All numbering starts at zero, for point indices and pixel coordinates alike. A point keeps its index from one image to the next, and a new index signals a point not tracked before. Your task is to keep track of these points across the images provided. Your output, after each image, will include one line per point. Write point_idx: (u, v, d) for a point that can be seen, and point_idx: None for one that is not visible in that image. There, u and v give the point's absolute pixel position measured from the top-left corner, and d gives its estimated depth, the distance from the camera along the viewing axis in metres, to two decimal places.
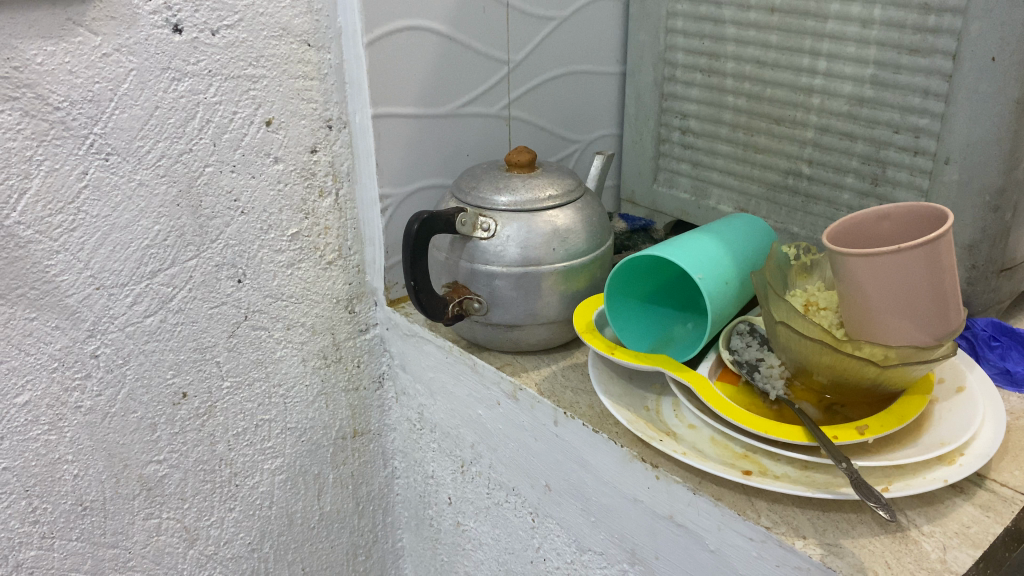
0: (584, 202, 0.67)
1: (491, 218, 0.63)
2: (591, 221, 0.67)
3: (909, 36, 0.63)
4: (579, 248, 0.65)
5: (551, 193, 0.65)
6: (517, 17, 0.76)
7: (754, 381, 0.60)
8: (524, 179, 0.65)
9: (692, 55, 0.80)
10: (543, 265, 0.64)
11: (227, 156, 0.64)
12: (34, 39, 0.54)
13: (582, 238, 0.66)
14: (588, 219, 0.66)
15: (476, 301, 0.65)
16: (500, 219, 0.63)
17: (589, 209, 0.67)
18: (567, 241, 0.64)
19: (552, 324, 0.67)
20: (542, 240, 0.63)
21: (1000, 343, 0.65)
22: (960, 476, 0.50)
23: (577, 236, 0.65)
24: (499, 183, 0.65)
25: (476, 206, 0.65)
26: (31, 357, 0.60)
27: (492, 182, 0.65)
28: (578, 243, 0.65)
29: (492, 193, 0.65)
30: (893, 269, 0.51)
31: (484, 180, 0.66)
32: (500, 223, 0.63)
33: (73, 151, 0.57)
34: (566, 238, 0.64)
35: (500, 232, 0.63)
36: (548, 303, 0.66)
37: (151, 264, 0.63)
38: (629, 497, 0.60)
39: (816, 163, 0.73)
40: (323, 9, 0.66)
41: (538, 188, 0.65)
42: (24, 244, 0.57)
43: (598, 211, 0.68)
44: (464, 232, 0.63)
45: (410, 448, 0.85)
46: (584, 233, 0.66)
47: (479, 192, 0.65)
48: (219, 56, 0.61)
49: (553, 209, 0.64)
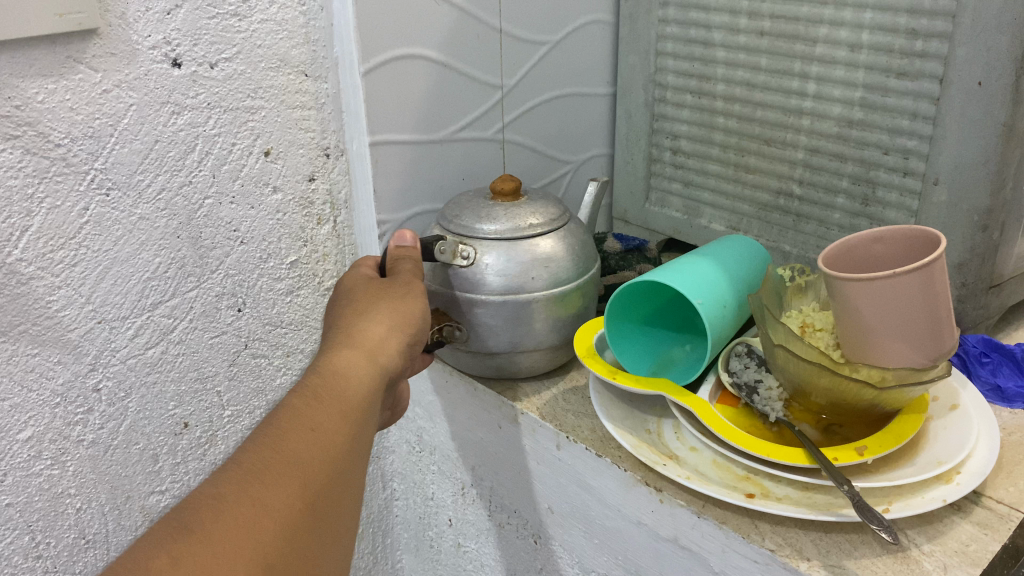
0: (568, 230, 0.67)
1: (471, 246, 0.63)
2: (577, 250, 0.66)
3: (897, 60, 0.64)
4: (561, 277, 0.65)
5: (538, 222, 0.65)
6: (510, 43, 0.77)
7: (754, 403, 0.61)
8: (506, 208, 0.66)
9: (682, 77, 0.81)
10: (523, 293, 0.63)
11: (226, 187, 0.65)
12: (35, 78, 0.53)
13: (564, 265, 0.65)
14: (573, 248, 0.66)
15: (457, 329, 0.66)
16: (479, 247, 0.63)
17: (577, 238, 0.67)
18: (547, 268, 0.64)
19: (545, 350, 0.68)
20: (521, 267, 0.63)
21: (990, 359, 0.67)
22: (958, 494, 0.52)
23: (559, 264, 0.65)
24: (482, 212, 0.66)
25: (459, 234, 0.65)
26: (34, 393, 0.59)
27: (475, 211, 0.66)
28: (559, 270, 0.65)
29: (475, 223, 0.65)
30: (888, 293, 0.52)
31: (467, 209, 0.66)
32: (481, 252, 0.63)
33: (74, 188, 0.57)
34: (547, 265, 0.64)
35: (479, 259, 0.63)
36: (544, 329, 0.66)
37: (152, 296, 0.64)
38: (633, 520, 0.60)
39: (807, 183, 0.74)
40: (319, 40, 0.67)
41: (522, 218, 0.65)
42: (25, 281, 0.57)
43: (582, 239, 0.68)
44: (444, 260, 0.63)
45: (409, 470, 0.85)
46: (566, 260, 0.65)
47: (463, 222, 0.65)
48: (218, 88, 0.62)
49: (535, 238, 0.64)
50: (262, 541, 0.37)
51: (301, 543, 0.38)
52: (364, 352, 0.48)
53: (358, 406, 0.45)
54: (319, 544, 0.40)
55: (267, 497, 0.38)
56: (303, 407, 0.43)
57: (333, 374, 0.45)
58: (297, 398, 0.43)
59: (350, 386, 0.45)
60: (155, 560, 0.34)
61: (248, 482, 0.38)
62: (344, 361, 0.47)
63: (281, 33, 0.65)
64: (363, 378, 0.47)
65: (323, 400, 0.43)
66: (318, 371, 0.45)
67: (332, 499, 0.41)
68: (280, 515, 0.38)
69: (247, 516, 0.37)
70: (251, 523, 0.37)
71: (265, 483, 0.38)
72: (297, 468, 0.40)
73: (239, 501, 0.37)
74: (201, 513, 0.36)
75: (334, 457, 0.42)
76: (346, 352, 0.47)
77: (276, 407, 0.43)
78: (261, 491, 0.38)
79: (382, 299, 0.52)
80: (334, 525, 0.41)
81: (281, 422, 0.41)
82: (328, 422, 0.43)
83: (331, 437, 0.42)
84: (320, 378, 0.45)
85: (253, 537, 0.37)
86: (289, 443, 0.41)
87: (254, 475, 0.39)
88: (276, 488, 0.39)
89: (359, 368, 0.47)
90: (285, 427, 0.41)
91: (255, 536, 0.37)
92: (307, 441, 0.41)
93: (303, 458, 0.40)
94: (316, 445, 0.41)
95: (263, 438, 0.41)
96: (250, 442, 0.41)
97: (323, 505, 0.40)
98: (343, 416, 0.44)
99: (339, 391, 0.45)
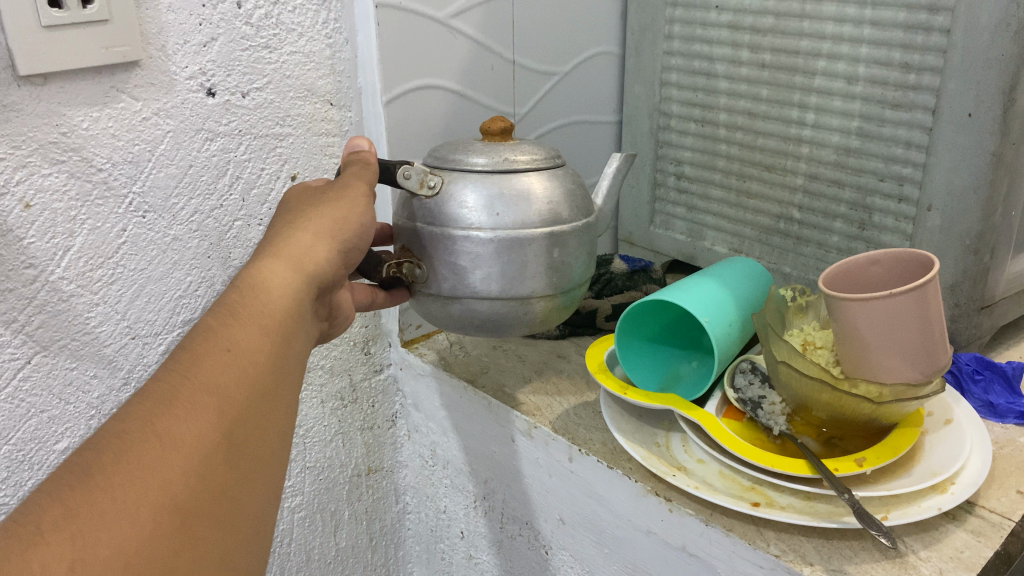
0: (554, 176, 0.58)
1: (440, 176, 0.57)
2: (559, 193, 0.57)
3: (892, 92, 0.68)
4: (530, 217, 0.56)
5: (515, 158, 0.58)
6: (521, 73, 0.81)
7: (758, 418, 0.64)
8: (489, 145, 0.59)
9: (686, 106, 0.85)
10: (488, 232, 0.55)
11: (254, 211, 0.68)
12: (81, 107, 0.57)
13: (539, 210, 0.56)
14: (553, 188, 0.57)
15: (417, 267, 0.58)
16: (448, 177, 0.57)
17: (563, 180, 0.59)
18: (513, 206, 0.55)
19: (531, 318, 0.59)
20: (485, 202, 0.55)
21: (982, 376, 0.70)
22: (953, 503, 0.55)
23: (530, 205, 0.56)
24: (465, 147, 0.59)
25: (436, 165, 0.59)
26: (71, 406, 0.62)
27: (458, 146, 0.60)
28: (530, 212, 0.56)
29: (453, 156, 0.59)
30: (886, 312, 0.55)
31: (454, 144, 0.60)
32: (448, 181, 0.57)
33: (114, 210, 0.60)
34: (516, 203, 0.56)
35: (445, 189, 0.57)
36: (548, 314, 0.60)
37: (183, 313, 0.67)
38: (643, 529, 0.63)
39: (806, 208, 0.78)
40: (344, 71, 0.71)
41: (496, 151, 0.58)
42: (66, 298, 0.59)
43: (573, 189, 0.59)
44: (409, 186, 0.57)
45: (423, 484, 0.88)
46: (541, 204, 0.56)
47: (442, 155, 0.60)
48: (249, 116, 0.66)
49: (504, 172, 0.57)
50: (175, 473, 0.35)
51: (221, 471, 0.37)
52: (289, 262, 0.48)
53: (278, 320, 0.45)
54: (244, 472, 0.38)
55: (175, 427, 0.36)
56: (213, 328, 0.42)
57: (253, 288, 0.45)
58: (211, 321, 0.42)
59: (270, 303, 0.45)
60: (48, 512, 0.32)
61: (156, 412, 0.36)
62: (266, 273, 0.46)
63: (308, 64, 0.68)
64: (286, 293, 0.46)
65: (239, 320, 0.43)
66: (236, 288, 0.45)
67: (251, 419, 0.40)
68: (192, 445, 0.36)
69: (156, 449, 0.35)
70: (162, 456, 0.35)
71: (176, 412, 0.37)
72: (211, 395, 0.39)
73: (144, 435, 0.35)
74: (106, 453, 0.34)
75: (251, 377, 0.41)
76: (266, 268, 0.47)
77: (192, 332, 0.42)
78: (172, 422, 0.36)
79: (312, 210, 0.52)
80: (258, 451, 0.40)
81: (193, 350, 0.40)
82: (245, 340, 0.42)
83: (247, 355, 0.41)
84: (238, 295, 0.44)
85: (166, 471, 0.35)
86: (201, 368, 0.39)
87: (163, 404, 0.37)
88: (189, 416, 0.37)
89: (280, 281, 0.46)
90: (196, 353, 0.40)
91: (168, 469, 0.35)
92: (222, 364, 0.40)
93: (215, 381, 0.39)
94: (230, 367, 0.40)
95: (176, 365, 0.39)
96: (161, 374, 0.39)
97: (245, 432, 0.39)
98: (261, 333, 0.43)
99: (257, 308, 0.44)
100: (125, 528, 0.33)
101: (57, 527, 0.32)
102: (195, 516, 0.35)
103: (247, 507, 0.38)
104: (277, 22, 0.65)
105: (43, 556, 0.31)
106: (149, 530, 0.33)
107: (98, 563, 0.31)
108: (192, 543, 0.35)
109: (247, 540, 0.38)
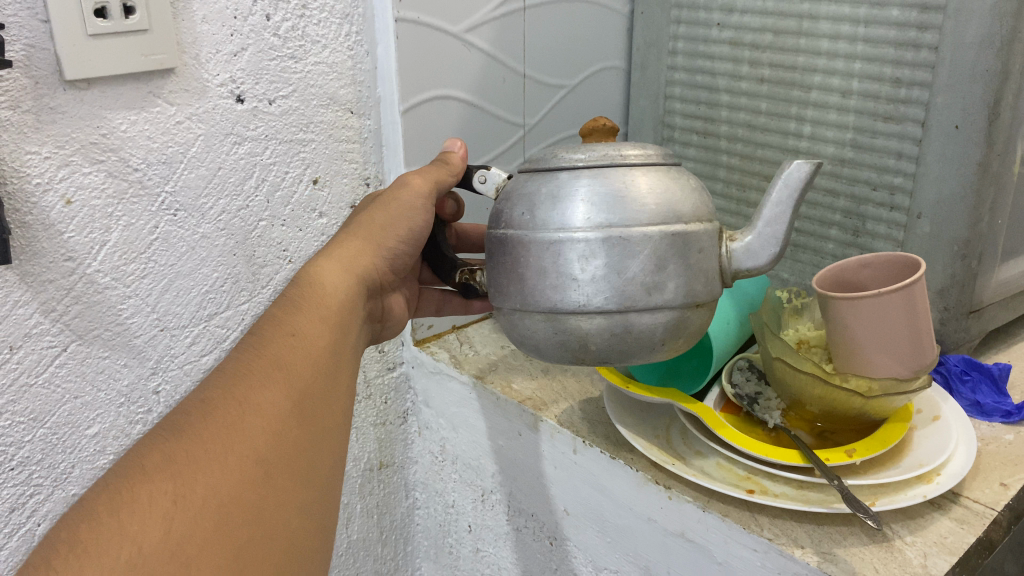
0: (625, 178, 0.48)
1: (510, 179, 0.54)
2: (661, 199, 0.48)
3: (884, 105, 0.71)
4: (576, 221, 0.47)
5: (604, 153, 0.50)
6: (531, 86, 0.86)
7: (754, 412, 0.68)
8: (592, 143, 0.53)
9: (689, 119, 0.89)
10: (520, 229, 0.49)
11: (278, 211, 0.72)
12: (120, 110, 0.60)
13: (570, 205, 0.48)
14: (620, 196, 0.48)
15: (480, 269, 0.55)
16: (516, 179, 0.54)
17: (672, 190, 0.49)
18: (545, 201, 0.49)
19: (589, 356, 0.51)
20: (527, 197, 0.50)
21: (970, 377, 0.73)
22: (937, 491, 0.57)
23: (563, 200, 0.48)
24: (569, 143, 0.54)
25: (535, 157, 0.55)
26: (102, 393, 0.65)
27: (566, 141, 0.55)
28: (557, 207, 0.48)
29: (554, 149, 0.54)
30: (875, 310, 0.59)
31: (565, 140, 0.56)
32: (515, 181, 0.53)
33: (148, 208, 0.64)
34: (551, 198, 0.49)
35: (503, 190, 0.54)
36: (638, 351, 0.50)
37: (208, 308, 0.70)
38: (644, 517, 0.66)
39: (803, 216, 0.81)
40: (364, 81, 0.76)
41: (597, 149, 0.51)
42: (101, 289, 0.63)
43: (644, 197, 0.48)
44: (484, 191, 0.56)
45: (431, 480, 0.91)
46: (578, 199, 0.48)
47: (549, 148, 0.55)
48: (275, 122, 0.70)
49: (601, 170, 0.49)
50: (252, 432, 0.43)
51: (288, 435, 0.45)
52: (341, 265, 0.55)
53: (332, 311, 0.53)
54: (307, 439, 0.46)
55: (251, 397, 0.44)
56: (277, 319, 0.50)
57: (311, 284, 0.53)
58: (275, 312, 0.50)
59: (325, 297, 0.53)
60: (150, 458, 0.39)
61: (233, 384, 0.44)
62: (321, 273, 0.54)
63: (331, 75, 0.73)
64: (336, 289, 0.54)
65: (298, 312, 0.51)
66: (296, 285, 0.53)
67: (311, 395, 0.48)
68: (265, 412, 0.44)
69: (236, 414, 0.43)
70: (240, 419, 0.43)
71: (252, 385, 0.45)
72: (279, 371, 0.46)
73: (225, 401, 0.43)
74: (195, 415, 0.42)
75: (309, 360, 0.49)
76: (325, 265, 0.55)
77: (260, 321, 0.50)
78: (247, 394, 0.44)
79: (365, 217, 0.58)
80: (318, 422, 0.47)
81: (262, 334, 0.48)
82: (304, 329, 0.50)
83: (308, 341, 0.49)
84: (298, 290, 0.52)
85: (244, 431, 0.42)
86: (270, 349, 0.47)
87: (238, 377, 0.45)
88: (262, 389, 0.45)
89: (335, 278, 0.54)
90: (265, 337, 0.48)
91: (246, 430, 0.43)
92: (286, 348, 0.48)
93: (280, 361, 0.47)
94: (293, 350, 0.48)
95: (249, 347, 0.48)
96: (236, 356, 0.47)
97: (308, 406, 0.47)
98: (317, 323, 0.51)
99: (311, 303, 0.52)
100: (214, 474, 0.40)
101: (159, 469, 0.39)
102: (270, 468, 0.43)
103: (311, 469, 0.46)
104: (303, 34, 0.69)
105: (148, 491, 0.38)
106: (234, 476, 0.41)
107: (195, 497, 0.39)
108: (270, 490, 0.42)
109: (311, 496, 0.45)
